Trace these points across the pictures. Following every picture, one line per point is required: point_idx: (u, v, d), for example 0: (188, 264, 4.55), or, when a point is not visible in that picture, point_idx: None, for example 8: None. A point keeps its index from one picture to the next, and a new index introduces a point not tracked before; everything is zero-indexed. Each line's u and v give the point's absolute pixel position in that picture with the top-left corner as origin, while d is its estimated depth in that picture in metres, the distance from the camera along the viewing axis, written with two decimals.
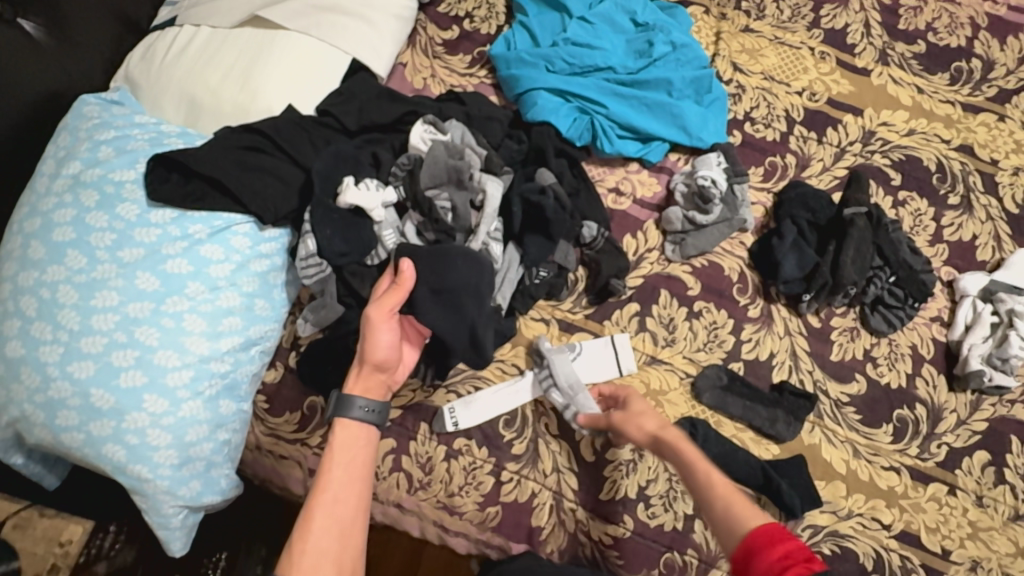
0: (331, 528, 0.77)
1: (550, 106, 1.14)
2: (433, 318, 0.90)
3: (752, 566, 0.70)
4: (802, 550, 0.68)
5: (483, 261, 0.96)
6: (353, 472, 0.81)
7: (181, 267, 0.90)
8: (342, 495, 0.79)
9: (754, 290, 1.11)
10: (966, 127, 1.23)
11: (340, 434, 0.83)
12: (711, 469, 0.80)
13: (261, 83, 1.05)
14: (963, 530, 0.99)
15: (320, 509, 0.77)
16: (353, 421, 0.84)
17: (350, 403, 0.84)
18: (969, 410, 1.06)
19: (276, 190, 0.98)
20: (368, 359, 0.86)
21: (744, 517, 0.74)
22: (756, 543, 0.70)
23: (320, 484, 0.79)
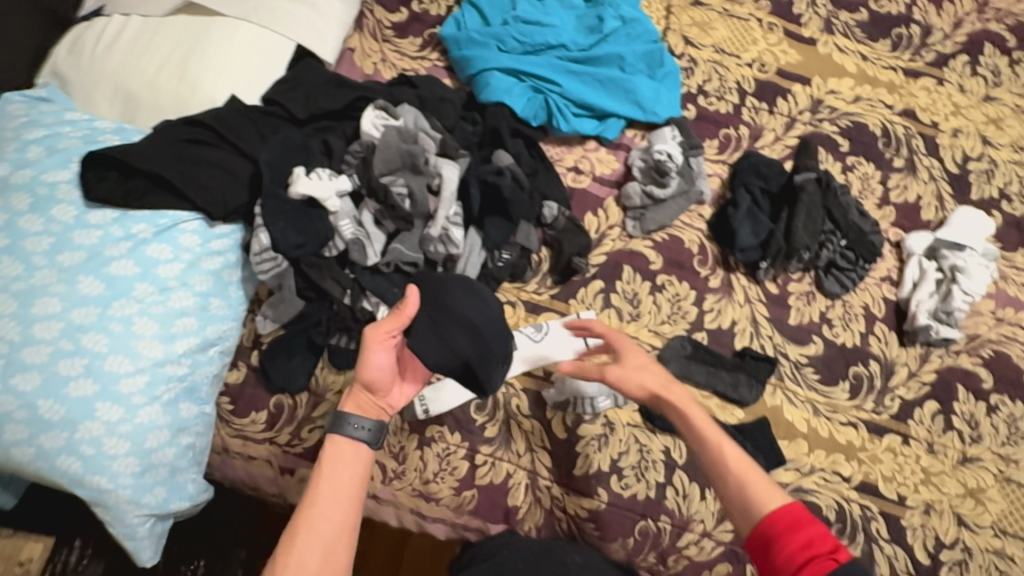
0: (314, 546, 0.74)
1: (504, 86, 1.13)
2: (428, 350, 0.84)
3: (771, 550, 0.72)
4: (826, 538, 0.71)
5: (487, 294, 0.90)
6: (343, 488, 0.79)
7: (127, 269, 0.86)
8: (328, 511, 0.77)
9: (714, 261, 1.13)
10: (908, 92, 1.28)
11: (330, 450, 0.81)
12: (724, 446, 0.80)
13: (201, 73, 1.01)
14: (916, 476, 1.05)
15: (305, 525, 0.75)
16: (342, 441, 0.82)
17: (342, 421, 0.82)
18: (919, 363, 1.11)
19: (223, 183, 0.94)
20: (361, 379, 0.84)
21: (763, 500, 0.75)
22: (777, 530, 0.72)
23: (306, 500, 0.77)
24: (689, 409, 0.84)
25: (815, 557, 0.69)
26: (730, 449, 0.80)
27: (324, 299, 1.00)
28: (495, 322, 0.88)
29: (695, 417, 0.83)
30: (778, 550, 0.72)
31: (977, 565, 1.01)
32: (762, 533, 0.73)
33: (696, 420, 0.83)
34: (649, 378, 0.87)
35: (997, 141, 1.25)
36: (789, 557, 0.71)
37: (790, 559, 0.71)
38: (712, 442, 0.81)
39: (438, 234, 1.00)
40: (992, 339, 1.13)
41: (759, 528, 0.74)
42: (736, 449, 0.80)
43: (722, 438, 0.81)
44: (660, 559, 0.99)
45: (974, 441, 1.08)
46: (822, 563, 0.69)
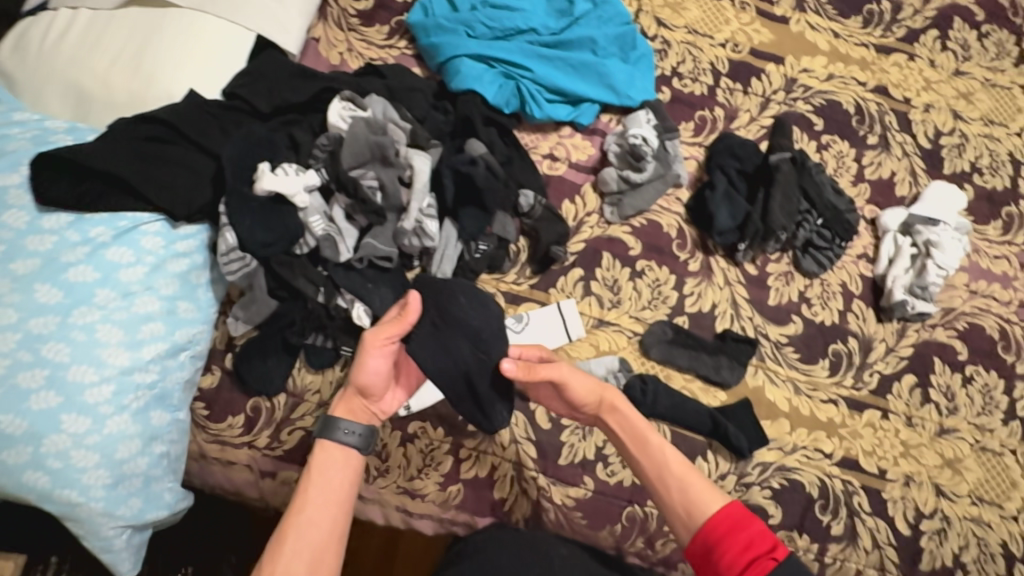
0: (302, 552, 0.73)
1: (474, 74, 1.10)
2: (429, 359, 0.82)
3: (714, 554, 0.77)
4: (764, 537, 0.76)
5: (491, 303, 0.88)
6: (332, 495, 0.78)
7: (86, 274, 0.83)
8: (316, 517, 0.76)
9: (693, 245, 1.13)
10: (880, 69, 1.28)
11: (319, 456, 0.80)
12: (668, 453, 0.85)
13: (156, 67, 0.97)
14: (896, 450, 1.06)
15: (293, 531, 0.74)
16: (332, 446, 0.80)
17: (333, 423, 0.81)
18: (896, 338, 1.12)
19: (186, 182, 0.91)
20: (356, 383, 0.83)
21: (706, 504, 0.80)
22: (719, 533, 0.77)
23: (295, 506, 0.76)
24: (634, 418, 0.88)
25: (756, 557, 0.74)
26: (673, 455, 0.85)
27: (297, 298, 0.97)
28: (495, 330, 0.87)
29: (639, 425, 0.87)
30: (721, 555, 0.76)
31: (956, 533, 1.03)
32: (705, 538, 0.78)
33: (640, 429, 0.87)
34: (595, 384, 0.88)
35: (967, 116, 1.26)
36: (731, 560, 0.75)
37: (733, 562, 0.75)
38: (656, 450, 0.85)
39: (412, 227, 0.98)
40: (966, 311, 1.15)
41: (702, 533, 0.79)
42: (679, 455, 0.85)
43: (666, 445, 0.86)
44: (648, 544, 1.00)
45: (951, 412, 1.09)
46: (762, 563, 0.74)
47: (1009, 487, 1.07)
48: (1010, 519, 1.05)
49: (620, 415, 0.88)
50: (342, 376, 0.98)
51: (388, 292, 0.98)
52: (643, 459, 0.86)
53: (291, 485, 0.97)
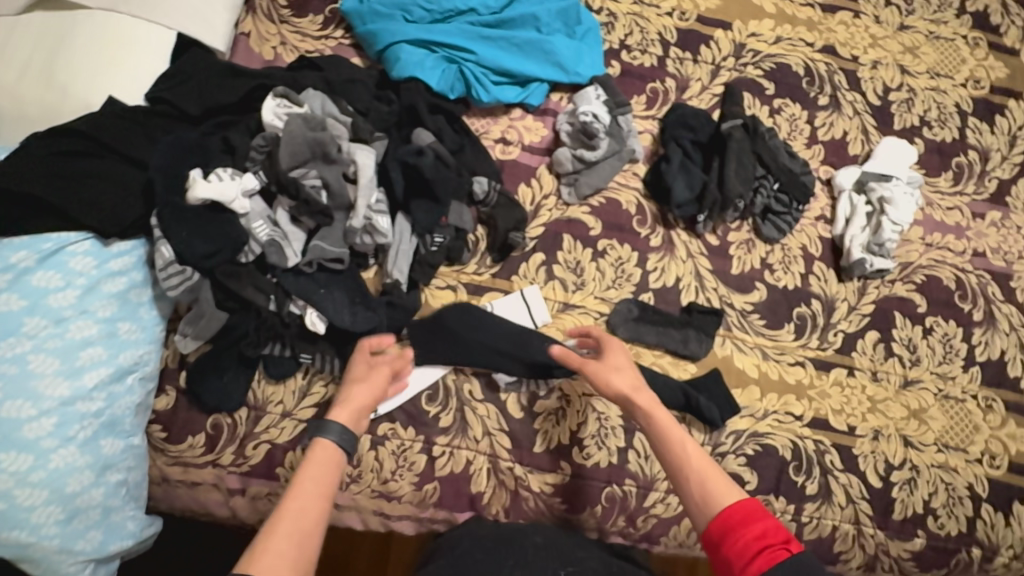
0: (292, 536, 0.68)
1: (415, 60, 1.06)
2: (465, 359, 0.99)
3: (725, 542, 0.71)
4: (780, 530, 0.70)
5: (469, 302, 1.02)
6: (324, 487, 0.74)
7: (12, 304, 0.78)
8: (308, 504, 0.72)
9: (653, 220, 1.12)
10: (827, 28, 1.27)
11: (316, 451, 0.78)
12: (689, 445, 0.80)
13: (70, 75, 0.91)
14: (863, 405, 1.08)
15: (286, 514, 0.69)
16: (330, 445, 0.79)
17: (335, 424, 0.81)
18: (857, 296, 1.13)
19: (114, 197, 0.86)
20: (367, 400, 0.86)
21: (721, 493, 0.75)
22: (732, 521, 0.71)
23: (290, 492, 0.72)
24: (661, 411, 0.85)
25: (768, 547, 0.68)
26: (693, 448, 0.80)
27: (248, 308, 0.93)
28: (484, 308, 1.02)
29: (665, 419, 0.84)
30: (731, 544, 0.70)
31: (925, 481, 1.06)
32: (717, 525, 0.72)
33: (663, 419, 0.84)
34: (629, 374, 0.90)
35: (914, 70, 1.27)
36: (742, 549, 0.69)
37: (744, 550, 0.69)
38: (677, 442, 0.81)
39: (362, 225, 0.95)
40: (923, 264, 1.16)
41: (715, 522, 0.73)
42: (700, 447, 0.80)
43: (687, 438, 0.81)
44: (630, 522, 1.00)
45: (914, 364, 1.12)
46: (774, 552, 0.68)
47: (972, 431, 1.10)
48: (975, 462, 1.08)
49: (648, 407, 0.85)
50: (305, 384, 0.95)
51: (342, 293, 0.96)
52: (664, 447, 0.82)
53: (262, 500, 0.94)
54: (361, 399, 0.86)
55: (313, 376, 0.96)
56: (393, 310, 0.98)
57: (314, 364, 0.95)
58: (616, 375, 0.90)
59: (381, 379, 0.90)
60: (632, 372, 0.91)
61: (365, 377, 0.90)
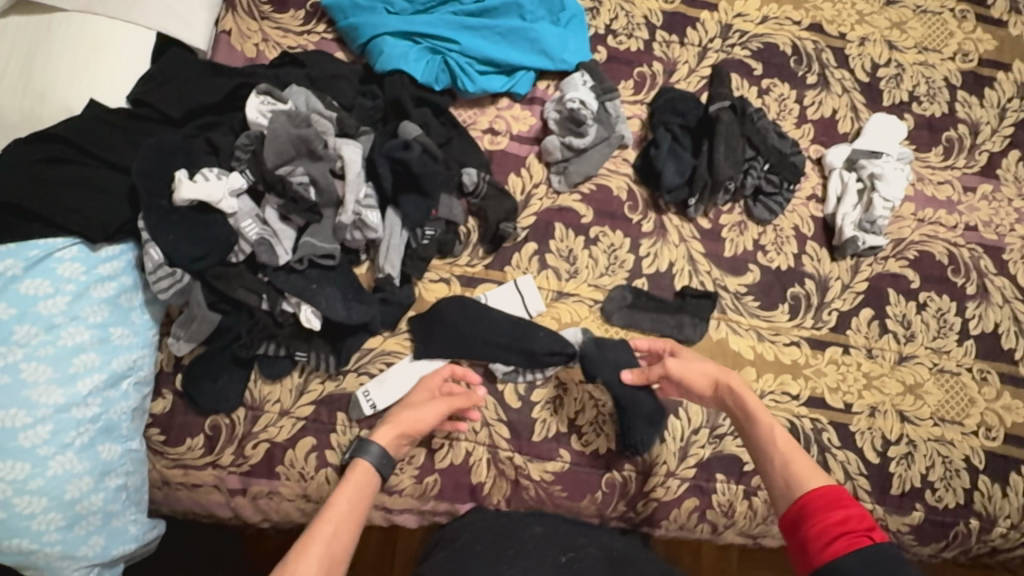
0: (322, 558, 0.71)
1: (398, 52, 1.05)
2: (461, 352, 0.99)
3: (805, 523, 0.72)
4: (864, 519, 0.69)
5: (466, 297, 1.01)
6: (354, 510, 0.79)
7: (1, 312, 0.78)
8: (341, 528, 0.75)
9: (645, 205, 1.11)
10: (814, 6, 1.26)
11: (353, 473, 0.83)
12: (776, 433, 0.83)
13: (48, 80, 0.90)
14: (859, 382, 1.09)
15: (318, 535, 0.73)
16: (367, 467, 0.85)
17: (376, 447, 0.86)
18: (851, 275, 1.14)
19: (98, 202, 0.85)
20: (413, 427, 0.89)
21: (806, 477, 0.76)
22: (816, 504, 0.72)
23: (325, 512, 0.77)
24: (750, 399, 0.87)
25: (848, 532, 0.68)
26: (781, 435, 0.82)
27: (241, 309, 0.94)
28: (479, 300, 1.01)
29: (751, 407, 0.86)
30: (811, 525, 0.71)
31: (922, 455, 1.07)
32: (798, 506, 0.73)
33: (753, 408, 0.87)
34: (708, 366, 0.92)
35: (901, 45, 1.26)
36: (821, 531, 0.70)
37: (823, 533, 0.70)
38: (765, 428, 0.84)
39: (352, 221, 0.95)
40: (916, 240, 1.16)
41: (796, 504, 0.74)
42: (789, 436, 0.82)
43: (776, 426, 0.84)
44: (630, 507, 1.01)
45: (909, 339, 1.12)
46: (855, 538, 0.68)
47: (967, 404, 1.11)
48: (971, 434, 1.09)
49: (736, 396, 0.89)
50: (301, 383, 0.95)
51: (334, 290, 0.95)
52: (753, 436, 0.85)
53: (263, 499, 0.94)
54: (409, 424, 0.89)
55: (309, 374, 0.95)
56: (386, 306, 0.98)
57: (310, 362, 0.95)
58: (700, 370, 0.91)
59: (435, 414, 0.90)
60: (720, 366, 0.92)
61: (421, 406, 0.91)
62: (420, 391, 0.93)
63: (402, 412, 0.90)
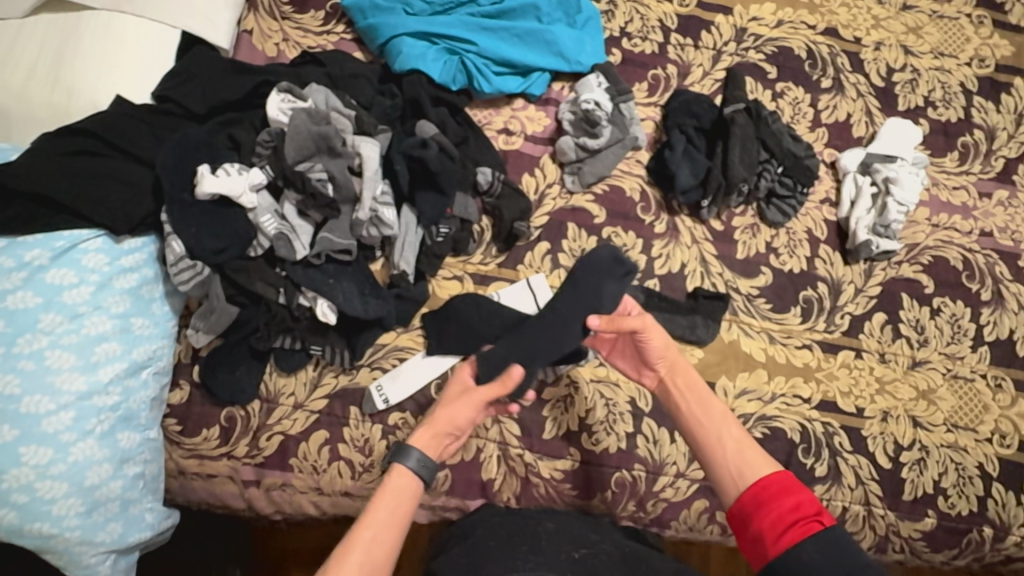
0: (362, 566, 0.68)
1: (416, 52, 1.07)
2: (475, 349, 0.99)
3: (757, 515, 0.71)
4: (813, 503, 0.70)
5: (478, 295, 1.01)
6: (396, 518, 0.73)
7: (27, 300, 0.80)
8: (381, 535, 0.71)
9: (657, 207, 1.12)
10: (829, 10, 1.26)
11: (392, 479, 0.76)
12: (728, 418, 0.80)
13: (76, 76, 0.92)
14: (871, 387, 1.09)
15: (357, 543, 0.69)
16: (406, 472, 0.77)
17: (415, 451, 0.78)
18: (864, 278, 1.13)
19: (123, 194, 0.87)
20: (449, 425, 0.82)
21: (756, 467, 0.75)
22: (767, 492, 0.71)
23: (363, 520, 0.71)
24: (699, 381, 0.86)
25: (801, 519, 0.69)
26: (732, 421, 0.81)
27: (258, 303, 0.96)
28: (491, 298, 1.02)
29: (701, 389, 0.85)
30: (763, 516, 0.71)
31: (935, 461, 1.06)
32: (750, 497, 0.72)
33: (703, 391, 0.85)
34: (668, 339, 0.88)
35: (917, 50, 1.26)
36: (775, 521, 0.70)
37: (776, 524, 0.69)
38: (717, 412, 0.82)
39: (368, 217, 0.96)
40: (930, 245, 1.16)
41: (747, 495, 0.73)
42: (739, 422, 0.80)
43: (727, 412, 0.82)
44: (640, 506, 1.01)
45: (922, 345, 1.12)
46: (807, 525, 0.68)
47: (981, 410, 1.10)
48: (985, 441, 1.08)
49: (687, 375, 0.87)
50: (316, 376, 0.96)
51: (350, 285, 0.97)
52: (702, 417, 0.82)
53: (276, 491, 0.95)
54: (445, 423, 0.82)
55: (324, 368, 0.97)
56: (400, 302, 0.99)
57: (325, 356, 0.96)
58: (663, 340, 0.87)
59: (469, 407, 0.83)
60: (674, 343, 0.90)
61: (452, 402, 0.83)
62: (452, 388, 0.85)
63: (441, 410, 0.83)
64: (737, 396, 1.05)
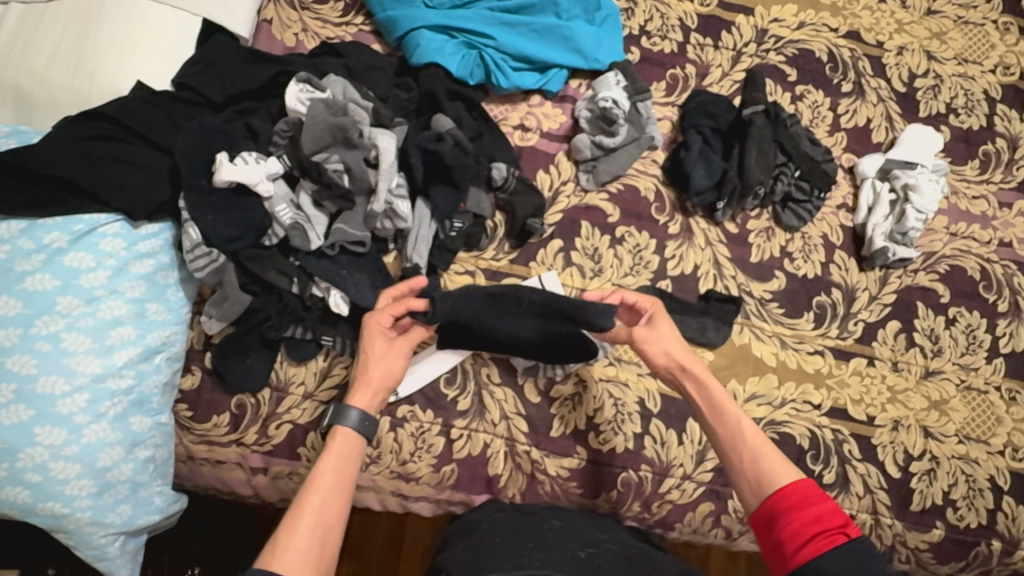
0: (314, 530, 0.71)
1: (435, 46, 1.06)
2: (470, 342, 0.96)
3: (778, 524, 0.72)
4: (837, 515, 0.69)
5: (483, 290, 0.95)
6: (344, 480, 0.77)
7: (45, 282, 0.81)
8: (329, 498, 0.74)
9: (672, 207, 1.11)
10: (852, 13, 1.25)
11: (333, 443, 0.80)
12: (745, 427, 0.81)
13: (98, 61, 0.93)
14: (883, 396, 1.08)
15: (308, 508, 0.72)
16: (346, 432, 0.82)
17: (355, 412, 0.82)
18: (879, 286, 1.12)
19: (141, 180, 0.88)
20: (385, 380, 0.86)
21: (779, 474, 0.75)
22: (789, 502, 0.72)
23: (310, 485, 0.75)
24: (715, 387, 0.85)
25: (824, 531, 0.69)
26: (750, 428, 0.81)
27: (271, 291, 0.96)
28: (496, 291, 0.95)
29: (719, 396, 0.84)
30: (785, 525, 0.71)
31: (945, 472, 1.05)
32: (771, 506, 0.73)
33: (721, 398, 0.84)
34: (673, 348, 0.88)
35: (940, 56, 1.24)
36: (797, 530, 0.70)
37: (798, 533, 0.70)
38: (732, 419, 0.82)
39: (382, 210, 0.96)
40: (947, 254, 1.14)
41: (769, 502, 0.73)
42: (758, 429, 0.81)
43: (745, 417, 0.82)
44: (645, 507, 1.00)
45: (936, 354, 1.10)
46: (831, 537, 0.68)
47: (994, 423, 1.08)
48: (997, 454, 1.07)
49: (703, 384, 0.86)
50: (325, 367, 0.97)
51: (363, 277, 0.97)
52: (720, 427, 0.82)
53: (283, 479, 0.96)
54: (382, 379, 0.86)
55: (334, 359, 0.97)
56: None
57: (335, 346, 0.96)
58: (664, 349, 0.88)
59: (399, 358, 0.87)
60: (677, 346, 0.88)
61: (384, 356, 0.87)
62: (373, 340, 0.87)
63: (369, 367, 0.86)
64: (747, 400, 1.04)
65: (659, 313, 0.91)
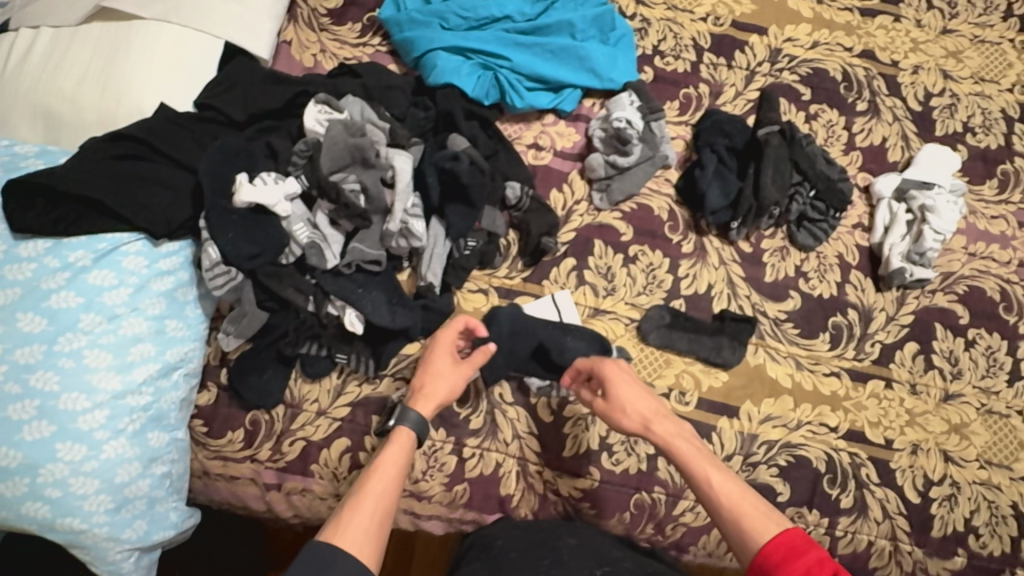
0: (375, 514, 0.75)
1: (451, 67, 1.08)
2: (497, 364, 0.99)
3: None
4: (824, 563, 0.70)
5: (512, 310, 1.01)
6: (398, 471, 0.80)
7: (69, 300, 0.82)
8: (390, 484, 0.78)
9: (685, 226, 1.11)
10: (866, 32, 1.25)
11: (397, 439, 0.83)
12: (724, 475, 0.82)
13: (123, 83, 0.95)
14: (901, 419, 1.06)
15: (370, 493, 0.76)
16: (409, 434, 0.84)
17: (415, 414, 0.85)
18: (896, 306, 1.11)
19: (164, 200, 0.90)
20: (447, 395, 0.89)
21: (758, 531, 0.76)
22: (774, 558, 0.73)
23: (373, 473, 0.78)
24: (680, 446, 0.85)
25: None
26: (723, 484, 0.81)
27: (288, 309, 0.97)
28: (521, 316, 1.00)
29: (688, 454, 0.84)
30: None
31: (966, 498, 1.03)
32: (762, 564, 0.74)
33: (688, 453, 0.84)
34: (641, 404, 0.88)
35: (957, 75, 1.23)
36: None
37: None
38: (703, 476, 0.82)
39: (398, 228, 0.97)
40: (966, 274, 1.13)
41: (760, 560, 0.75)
42: (734, 474, 0.83)
43: (718, 469, 0.82)
44: (659, 529, 0.99)
45: (956, 377, 1.09)
46: None
47: (1017, 448, 1.06)
48: (1019, 480, 1.05)
49: (670, 442, 0.85)
50: (340, 384, 0.97)
51: (379, 295, 0.98)
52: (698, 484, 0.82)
53: (296, 495, 0.96)
54: (443, 394, 0.88)
55: (348, 376, 0.98)
56: (426, 313, 1.00)
57: (350, 364, 0.97)
58: (629, 411, 0.88)
59: (460, 378, 0.90)
60: (645, 402, 0.88)
61: (451, 371, 0.90)
62: (440, 355, 0.91)
63: (434, 382, 0.89)
64: (762, 421, 1.03)
65: (615, 378, 0.89)
